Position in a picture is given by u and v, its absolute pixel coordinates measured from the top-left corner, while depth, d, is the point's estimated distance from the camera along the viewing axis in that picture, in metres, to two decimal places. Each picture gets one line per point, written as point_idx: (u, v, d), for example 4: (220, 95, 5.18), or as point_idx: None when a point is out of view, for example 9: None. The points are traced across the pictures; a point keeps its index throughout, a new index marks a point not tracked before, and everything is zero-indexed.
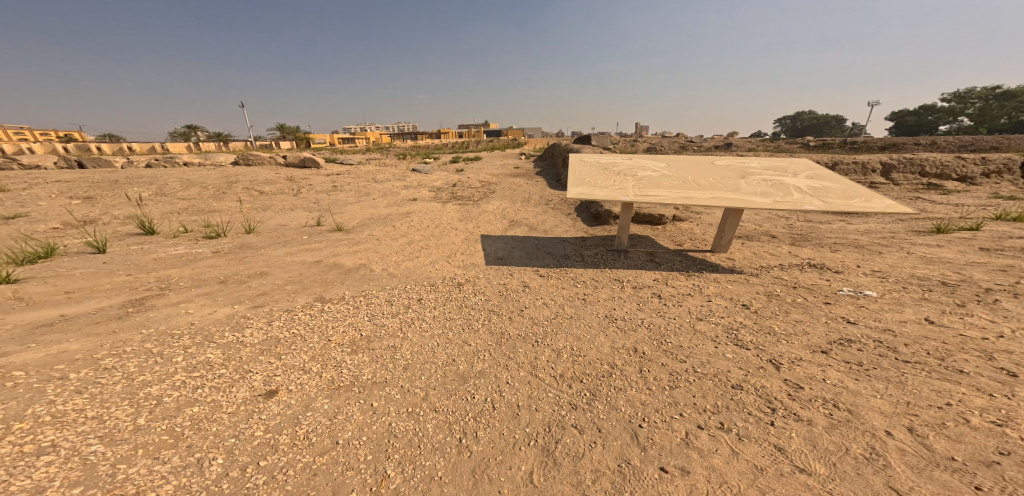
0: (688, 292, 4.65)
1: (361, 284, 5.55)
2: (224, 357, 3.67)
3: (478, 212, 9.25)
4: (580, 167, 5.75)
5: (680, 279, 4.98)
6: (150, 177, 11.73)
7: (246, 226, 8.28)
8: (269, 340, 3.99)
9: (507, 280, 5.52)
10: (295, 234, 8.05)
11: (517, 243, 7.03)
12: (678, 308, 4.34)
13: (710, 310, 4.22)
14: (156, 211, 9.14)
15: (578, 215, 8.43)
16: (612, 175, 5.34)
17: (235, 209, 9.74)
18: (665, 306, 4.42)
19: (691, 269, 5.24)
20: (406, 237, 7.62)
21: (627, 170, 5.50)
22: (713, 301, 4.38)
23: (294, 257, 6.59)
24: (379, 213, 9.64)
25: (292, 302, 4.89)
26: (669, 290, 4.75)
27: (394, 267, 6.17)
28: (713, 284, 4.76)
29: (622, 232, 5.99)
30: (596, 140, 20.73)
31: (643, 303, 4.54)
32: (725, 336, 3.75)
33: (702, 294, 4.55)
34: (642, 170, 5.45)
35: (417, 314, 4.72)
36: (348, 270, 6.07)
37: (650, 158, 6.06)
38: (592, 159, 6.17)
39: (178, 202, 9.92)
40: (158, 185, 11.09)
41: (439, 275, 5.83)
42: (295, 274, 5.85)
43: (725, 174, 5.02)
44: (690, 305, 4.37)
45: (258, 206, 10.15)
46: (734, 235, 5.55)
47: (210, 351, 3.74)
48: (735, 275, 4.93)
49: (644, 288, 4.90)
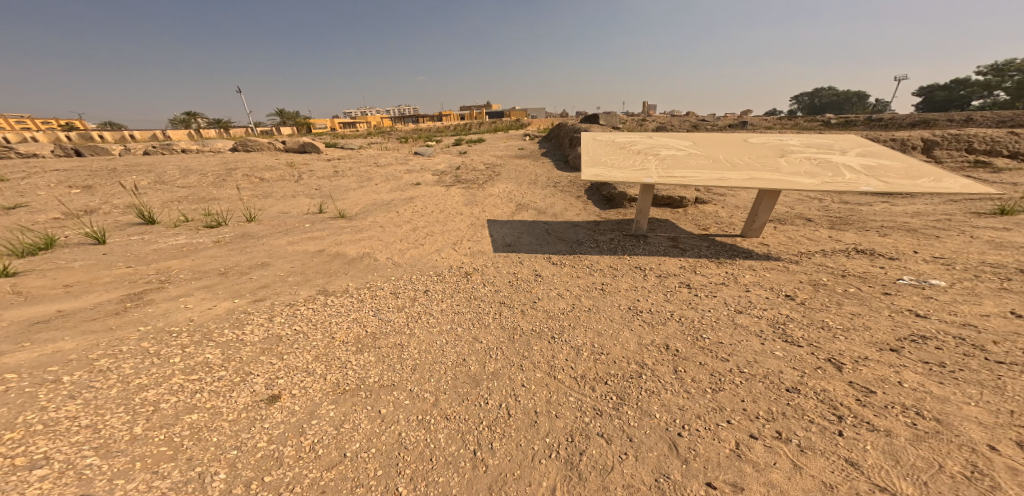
0: (721, 280, 4.27)
1: (367, 276, 5.23)
2: (224, 357, 3.40)
3: (485, 196, 8.81)
4: (595, 145, 5.30)
5: (710, 266, 4.58)
6: (149, 165, 11.40)
7: (247, 214, 7.94)
8: (271, 338, 3.72)
9: (518, 268, 5.15)
10: (297, 222, 7.70)
11: (526, 228, 6.62)
12: (713, 299, 3.96)
13: (750, 301, 3.85)
14: (155, 200, 8.84)
15: (589, 198, 7.95)
16: (632, 154, 4.82)
17: (235, 197, 9.41)
18: (698, 296, 4.04)
19: (721, 255, 4.82)
20: (412, 223, 7.25)
21: (648, 146, 5.02)
22: (752, 291, 3.99)
23: (296, 247, 6.27)
24: (382, 198, 9.28)
25: (294, 295, 4.60)
26: (700, 278, 4.36)
27: (400, 256, 5.83)
28: (749, 271, 4.36)
29: (641, 216, 5.54)
30: (606, 120, 20.01)
31: (671, 293, 4.15)
32: (773, 331, 3.40)
33: (738, 283, 4.16)
34: (665, 145, 4.96)
35: (424, 307, 4.40)
36: (352, 260, 5.75)
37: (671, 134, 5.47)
38: (608, 136, 5.70)
39: (178, 190, 9.60)
40: (157, 172, 10.76)
41: (448, 264, 5.49)
42: (297, 265, 5.54)
43: (763, 151, 4.47)
44: (727, 295, 4.00)
45: (259, 194, 9.80)
46: (767, 219, 5.06)
47: (209, 350, 3.47)
48: (771, 262, 4.51)
49: (672, 276, 4.50)
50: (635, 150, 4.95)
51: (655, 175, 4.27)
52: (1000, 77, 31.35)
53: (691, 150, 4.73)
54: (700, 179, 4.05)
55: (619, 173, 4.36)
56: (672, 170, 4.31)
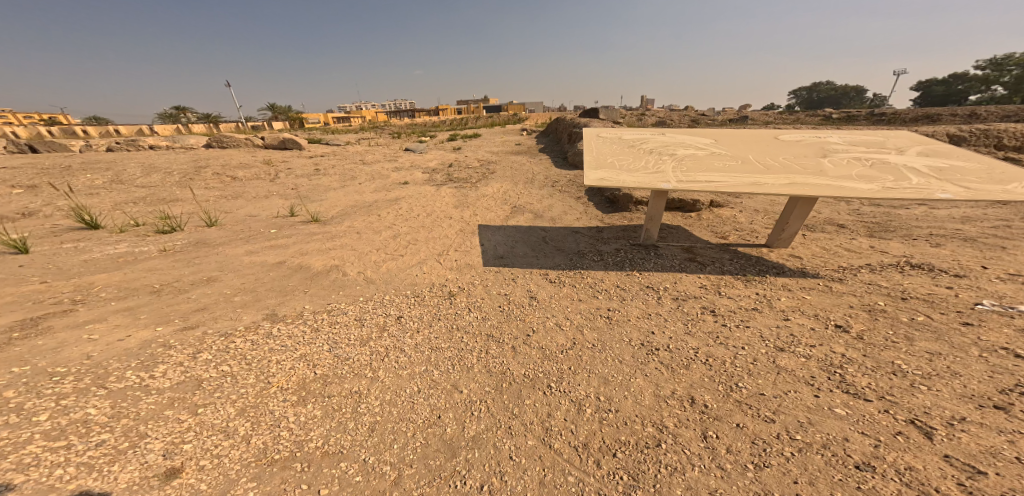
0: (753, 305, 3.55)
1: (330, 296, 4.44)
2: (113, 414, 2.65)
3: (476, 197, 8.00)
4: (598, 142, 4.55)
5: (736, 287, 3.85)
6: (110, 162, 10.44)
7: (206, 216, 6.98)
8: (186, 384, 3.03)
9: (507, 287, 4.41)
10: (263, 225, 6.78)
11: (520, 235, 5.86)
12: (746, 331, 3.24)
13: (791, 334, 3.12)
14: (106, 199, 7.93)
15: (590, 200, 7.19)
16: (642, 154, 4.06)
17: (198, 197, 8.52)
18: (724, 327, 3.32)
19: (749, 271, 4.10)
20: (392, 228, 6.46)
21: (661, 142, 4.27)
22: (792, 321, 3.26)
23: (253, 257, 5.40)
24: (363, 198, 8.45)
25: (233, 324, 3.84)
26: (725, 302, 3.64)
27: (373, 270, 5.05)
28: (785, 293, 3.64)
29: (652, 225, 4.80)
30: (605, 115, 19.28)
31: (693, 323, 3.44)
32: (828, 378, 2.67)
33: (773, 309, 3.44)
34: (682, 142, 4.22)
35: (394, 340, 3.66)
36: (316, 274, 4.95)
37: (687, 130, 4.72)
38: (612, 132, 4.95)
39: (134, 189, 8.67)
40: (116, 170, 9.81)
41: (428, 280, 4.72)
42: (249, 281, 4.73)
43: (803, 148, 3.72)
44: (761, 325, 3.28)
45: (227, 193, 8.92)
46: (799, 228, 4.34)
47: (94, 402, 2.70)
48: (810, 280, 3.79)
49: (692, 299, 3.78)
50: (647, 147, 4.21)
51: (673, 178, 3.55)
52: (1000, 72, 31.00)
53: (713, 147, 3.99)
54: (729, 183, 3.33)
55: (629, 177, 3.63)
56: (692, 171, 3.59)
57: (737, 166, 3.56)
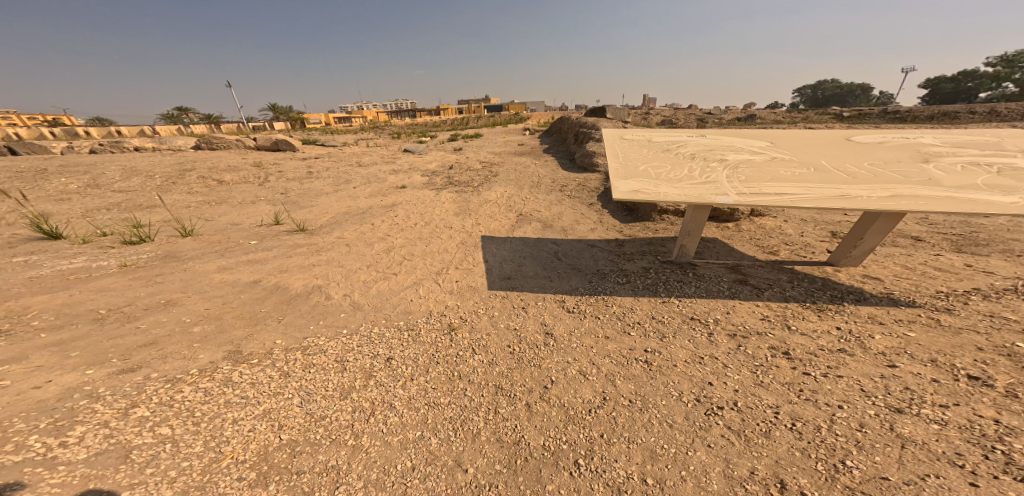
0: (838, 347, 2.92)
1: (309, 327, 3.72)
2: None
3: (479, 203, 7.26)
4: (623, 144, 3.81)
5: (809, 320, 3.23)
6: (80, 161, 9.59)
7: (178, 225, 5.89)
8: (107, 452, 2.31)
9: (516, 318, 3.71)
10: (243, 234, 5.83)
11: (530, 249, 5.15)
12: (839, 384, 2.61)
13: (906, 388, 2.47)
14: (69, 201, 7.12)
15: (606, 206, 6.50)
16: (687, 156, 3.36)
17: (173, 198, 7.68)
18: (807, 377, 2.71)
19: (817, 299, 3.45)
20: (386, 239, 5.72)
21: (701, 144, 3.55)
22: (902, 369, 2.61)
23: (225, 274, 4.48)
24: (357, 205, 7.62)
25: (184, 367, 3.07)
26: (801, 341, 3.03)
27: (361, 293, 4.34)
28: (879, 329, 2.99)
29: (690, 241, 4.11)
30: (610, 113, 18.62)
31: (766, 372, 2.83)
32: (989, 459, 1.99)
33: (869, 352, 2.81)
34: (726, 143, 3.50)
35: (384, 391, 2.98)
36: (295, 296, 4.20)
37: (736, 129, 4.02)
38: (636, 132, 4.21)
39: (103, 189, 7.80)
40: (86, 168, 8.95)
41: (424, 308, 4.02)
42: (214, 306, 3.89)
43: (896, 151, 3.01)
44: (859, 375, 2.64)
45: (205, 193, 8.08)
46: (876, 244, 3.63)
47: None
48: (904, 312, 3.12)
49: (762, 336, 3.17)
50: (684, 151, 3.48)
51: (727, 190, 2.82)
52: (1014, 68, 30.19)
53: (769, 150, 3.26)
54: (801, 198, 2.61)
55: (670, 189, 2.90)
56: (749, 180, 2.87)
57: (805, 174, 2.85)
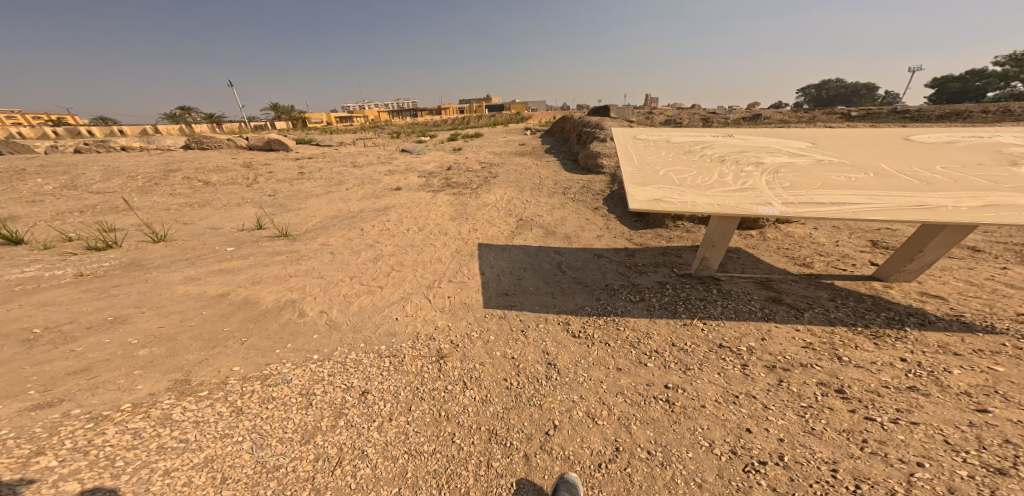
0: (907, 384, 2.45)
1: (276, 351, 3.25)
2: None
3: (477, 207, 6.79)
4: (638, 144, 3.35)
5: (864, 349, 2.77)
6: (59, 160, 9.11)
7: (150, 231, 5.27)
8: None
9: (515, 344, 3.25)
10: (220, 239, 5.32)
11: (532, 258, 4.68)
12: (914, 433, 2.14)
13: (1007, 442, 2.00)
14: (37, 199, 6.63)
15: (614, 211, 6.04)
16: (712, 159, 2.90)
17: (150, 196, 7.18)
18: (870, 424, 2.25)
19: (871, 323, 2.98)
20: (374, 246, 5.26)
21: (725, 145, 3.12)
22: (997, 416, 2.15)
23: (190, 286, 4.00)
24: (347, 206, 7.14)
25: (115, 401, 2.57)
26: (858, 378, 2.57)
27: (340, 309, 3.87)
28: (956, 362, 2.53)
29: (715, 252, 3.64)
30: (614, 112, 18.17)
31: (819, 416, 2.36)
32: None
33: (949, 391, 2.34)
34: (754, 143, 3.07)
35: (355, 433, 2.52)
36: (265, 313, 3.74)
37: (765, 129, 3.56)
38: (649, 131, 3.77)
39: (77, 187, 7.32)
40: (63, 167, 8.46)
41: (410, 329, 3.57)
42: (169, 324, 3.40)
43: (964, 155, 2.57)
44: (939, 422, 2.17)
45: (186, 192, 7.59)
46: (937, 259, 3.19)
47: None
48: (981, 340, 2.65)
49: (809, 370, 2.72)
50: (707, 152, 3.04)
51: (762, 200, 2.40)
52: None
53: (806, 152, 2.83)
54: (853, 213, 2.20)
55: (697, 197, 2.46)
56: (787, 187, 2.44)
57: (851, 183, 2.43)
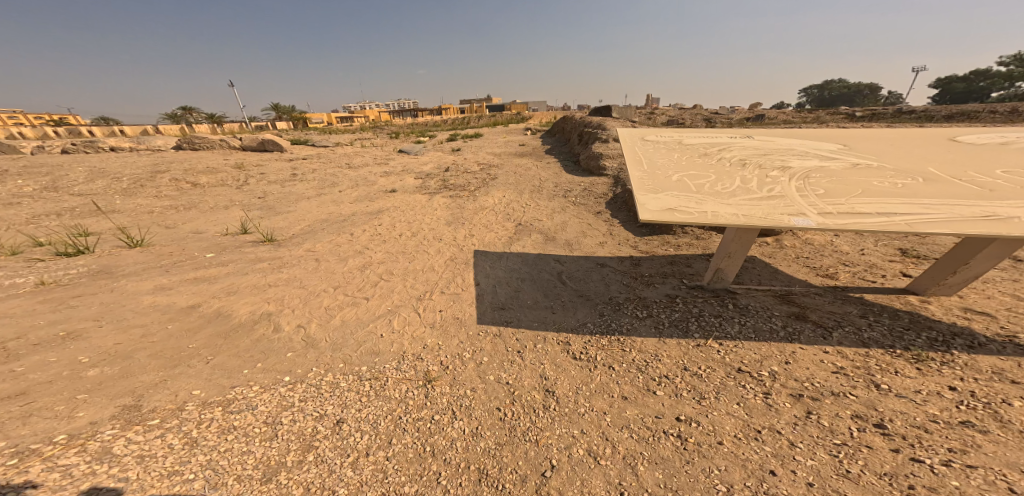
0: (959, 419, 2.14)
1: (243, 372, 2.95)
2: None
3: (474, 210, 6.49)
4: (646, 146, 3.06)
5: (906, 376, 2.45)
6: (44, 161, 8.82)
7: (126, 235, 4.97)
8: None
9: (510, 367, 2.97)
10: (200, 244, 5.02)
11: (530, 267, 4.39)
12: (973, 481, 1.84)
13: None
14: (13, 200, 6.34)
15: (617, 215, 5.73)
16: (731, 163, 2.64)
17: (133, 197, 6.88)
18: (918, 467, 1.94)
19: (911, 345, 2.67)
20: (364, 252, 4.96)
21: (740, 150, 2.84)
22: None
23: (158, 296, 3.71)
24: (338, 209, 6.85)
25: (47, 432, 2.26)
26: (901, 410, 2.25)
27: (319, 324, 3.58)
28: (1017, 392, 2.22)
29: (731, 264, 3.35)
30: (616, 112, 17.89)
31: (854, 457, 2.05)
32: None
33: (1012, 429, 2.03)
34: (771, 148, 2.80)
35: (325, 472, 2.22)
36: (237, 327, 3.44)
37: (782, 131, 3.30)
38: (657, 133, 3.48)
39: (58, 188, 7.04)
40: (47, 168, 8.18)
41: (396, 348, 3.28)
42: (127, 340, 3.10)
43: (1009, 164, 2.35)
44: (1003, 467, 1.87)
45: (172, 193, 7.29)
46: (982, 272, 2.89)
47: None
48: None
49: (842, 399, 2.40)
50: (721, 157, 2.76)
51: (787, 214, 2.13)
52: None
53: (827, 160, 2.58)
54: (891, 233, 1.94)
55: (716, 209, 2.17)
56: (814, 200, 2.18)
57: (885, 197, 2.18)
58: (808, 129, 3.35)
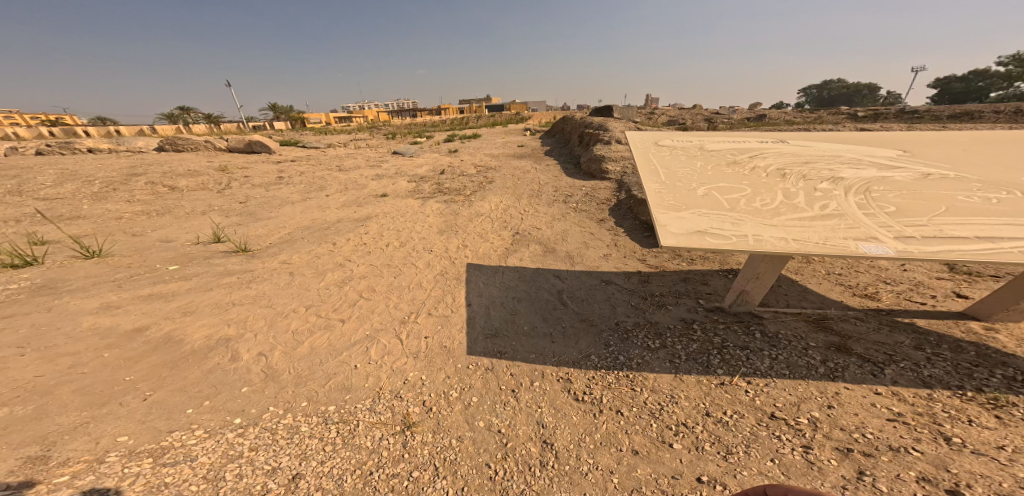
0: None
1: (186, 412, 2.52)
2: None
3: (468, 217, 6.06)
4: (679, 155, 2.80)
5: (983, 427, 2.00)
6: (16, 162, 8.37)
7: (81, 245, 4.52)
8: None
9: (503, 411, 2.57)
10: (165, 254, 4.58)
11: (527, 283, 3.98)
12: None
13: None
14: None
15: (622, 223, 5.31)
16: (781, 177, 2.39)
17: (103, 201, 6.44)
18: None
19: (982, 384, 2.24)
20: (345, 264, 4.54)
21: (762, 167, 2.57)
22: None
23: (102, 317, 3.27)
24: (324, 215, 6.42)
25: None
26: (981, 474, 1.78)
27: (285, 352, 3.15)
28: None
29: (758, 287, 2.96)
30: (617, 112, 17.51)
31: None
32: None
33: None
34: (805, 162, 2.54)
35: None
36: (189, 355, 3.01)
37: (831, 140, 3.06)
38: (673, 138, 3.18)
39: (23, 191, 6.60)
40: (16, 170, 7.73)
41: (372, 383, 2.87)
42: (52, 372, 2.66)
43: None
44: None
45: (145, 197, 6.85)
46: None
47: None
48: None
49: (902, 456, 1.94)
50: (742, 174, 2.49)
51: (841, 243, 1.85)
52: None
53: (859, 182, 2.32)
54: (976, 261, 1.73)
55: (756, 234, 1.89)
56: (850, 231, 1.92)
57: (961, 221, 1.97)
58: (834, 138, 3.09)
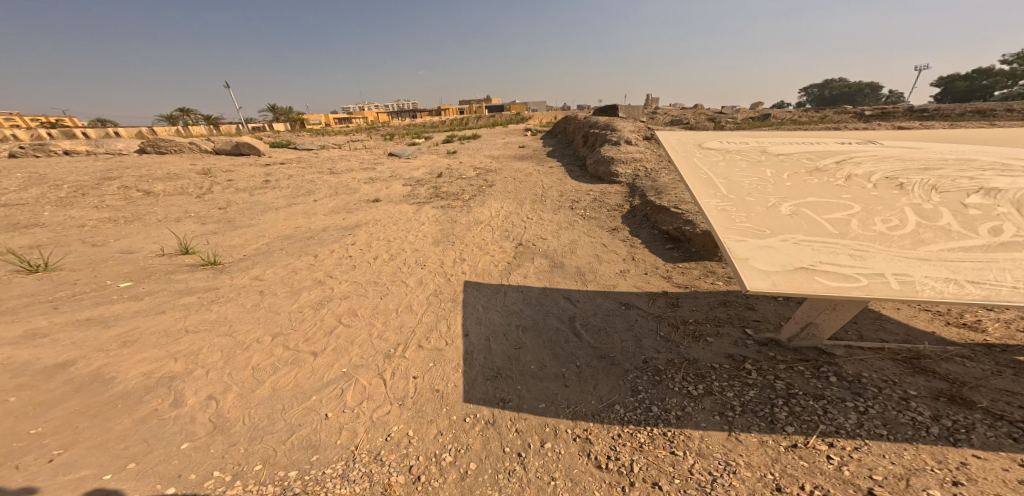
0: None
1: (97, 480, 1.95)
2: None
3: (466, 225, 5.51)
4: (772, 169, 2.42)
5: None
6: None
7: (24, 258, 3.98)
8: None
9: (511, 483, 2.01)
10: (119, 268, 4.03)
11: (534, 307, 3.43)
12: None
13: None
14: None
15: (640, 232, 4.76)
16: (925, 193, 2.04)
17: (65, 207, 5.89)
18: None
19: None
20: (325, 282, 3.99)
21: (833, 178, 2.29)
22: None
23: (22, 350, 2.72)
24: (308, 222, 5.88)
25: None
26: None
27: (242, 395, 2.60)
28: None
29: (831, 321, 2.42)
30: (621, 111, 17.00)
31: None
32: None
33: None
34: (934, 173, 2.19)
35: None
36: (121, 398, 2.46)
37: (941, 142, 2.67)
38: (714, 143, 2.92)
39: None
40: None
41: (344, 440, 2.32)
42: None
43: None
44: None
45: (114, 202, 6.29)
46: None
47: None
48: None
49: None
50: (812, 187, 2.21)
51: None
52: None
53: (963, 194, 2.02)
54: None
55: (933, 276, 1.57)
56: None
57: None
58: (894, 140, 2.81)
